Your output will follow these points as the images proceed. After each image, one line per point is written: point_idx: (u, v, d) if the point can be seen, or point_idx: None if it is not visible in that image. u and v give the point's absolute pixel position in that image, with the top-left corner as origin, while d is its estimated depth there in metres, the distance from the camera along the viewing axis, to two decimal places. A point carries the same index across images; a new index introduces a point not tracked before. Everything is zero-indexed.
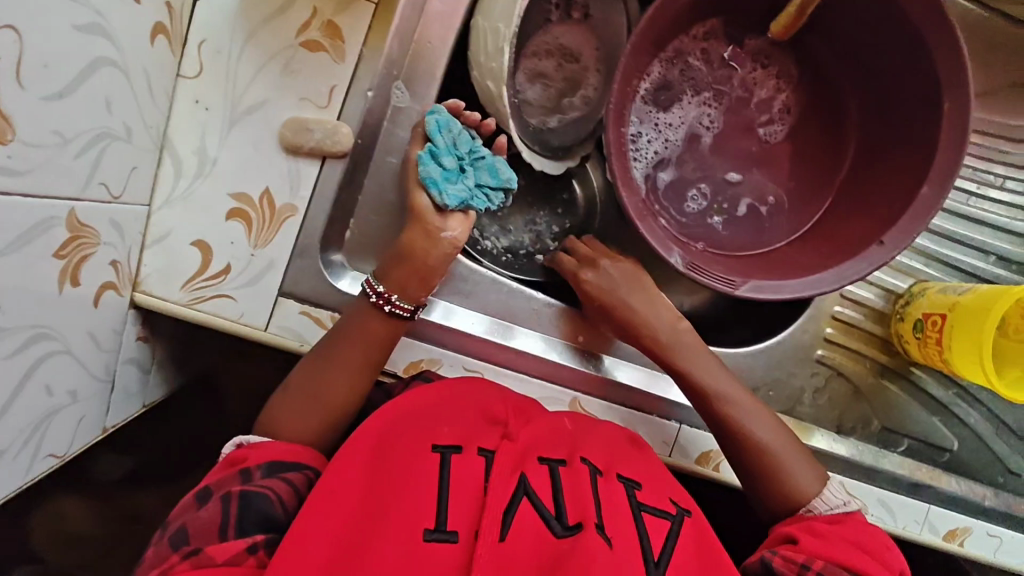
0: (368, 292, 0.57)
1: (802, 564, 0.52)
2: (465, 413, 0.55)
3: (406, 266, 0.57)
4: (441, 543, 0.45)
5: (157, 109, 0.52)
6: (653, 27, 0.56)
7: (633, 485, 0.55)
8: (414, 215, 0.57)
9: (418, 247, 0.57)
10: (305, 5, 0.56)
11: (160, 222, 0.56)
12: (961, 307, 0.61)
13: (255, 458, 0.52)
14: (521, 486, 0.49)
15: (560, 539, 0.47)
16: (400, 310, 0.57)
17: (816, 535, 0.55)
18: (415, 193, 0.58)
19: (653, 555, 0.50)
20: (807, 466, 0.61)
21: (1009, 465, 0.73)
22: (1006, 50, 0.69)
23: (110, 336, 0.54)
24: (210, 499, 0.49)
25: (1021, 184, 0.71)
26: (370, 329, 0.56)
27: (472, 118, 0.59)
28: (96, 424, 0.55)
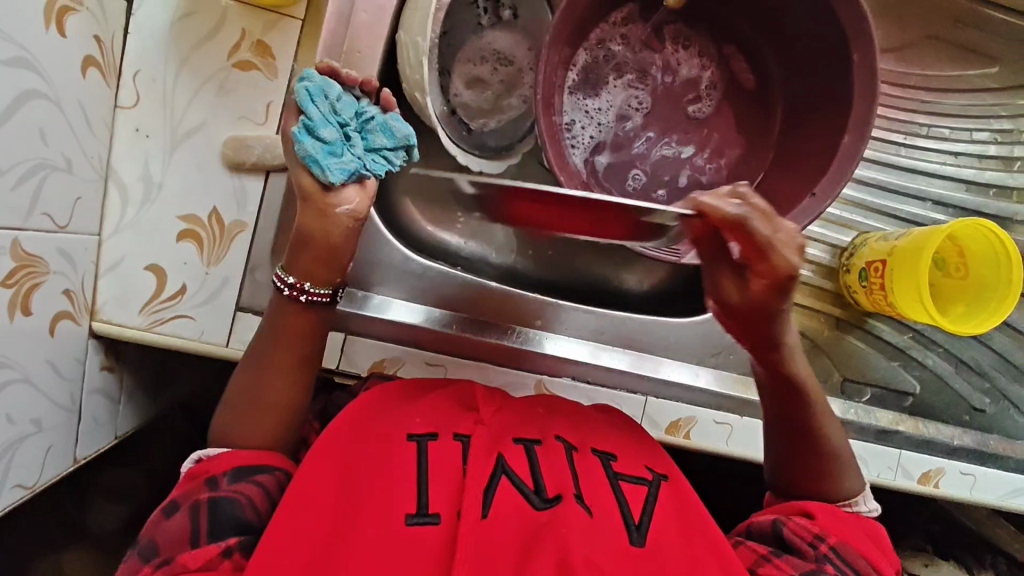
0: (278, 285, 0.54)
1: (817, 535, 0.51)
2: (438, 406, 0.55)
3: (313, 252, 0.53)
4: (424, 524, 0.44)
5: (98, 140, 0.54)
6: (568, 18, 0.59)
7: (609, 457, 0.55)
8: (303, 200, 0.51)
9: (316, 230, 0.52)
10: (233, 29, 0.58)
11: (112, 250, 0.57)
12: (899, 250, 0.63)
13: (219, 467, 0.50)
14: (500, 463, 0.49)
15: (541, 511, 0.47)
16: (317, 297, 0.54)
17: (834, 516, 0.54)
18: (298, 175, 0.50)
19: (634, 518, 0.49)
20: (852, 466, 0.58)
21: (973, 404, 0.76)
22: (915, 5, 0.72)
23: (72, 366, 0.55)
24: (178, 510, 0.48)
25: (946, 131, 0.74)
26: (296, 322, 0.55)
27: (350, 76, 0.50)
28: (66, 454, 0.56)
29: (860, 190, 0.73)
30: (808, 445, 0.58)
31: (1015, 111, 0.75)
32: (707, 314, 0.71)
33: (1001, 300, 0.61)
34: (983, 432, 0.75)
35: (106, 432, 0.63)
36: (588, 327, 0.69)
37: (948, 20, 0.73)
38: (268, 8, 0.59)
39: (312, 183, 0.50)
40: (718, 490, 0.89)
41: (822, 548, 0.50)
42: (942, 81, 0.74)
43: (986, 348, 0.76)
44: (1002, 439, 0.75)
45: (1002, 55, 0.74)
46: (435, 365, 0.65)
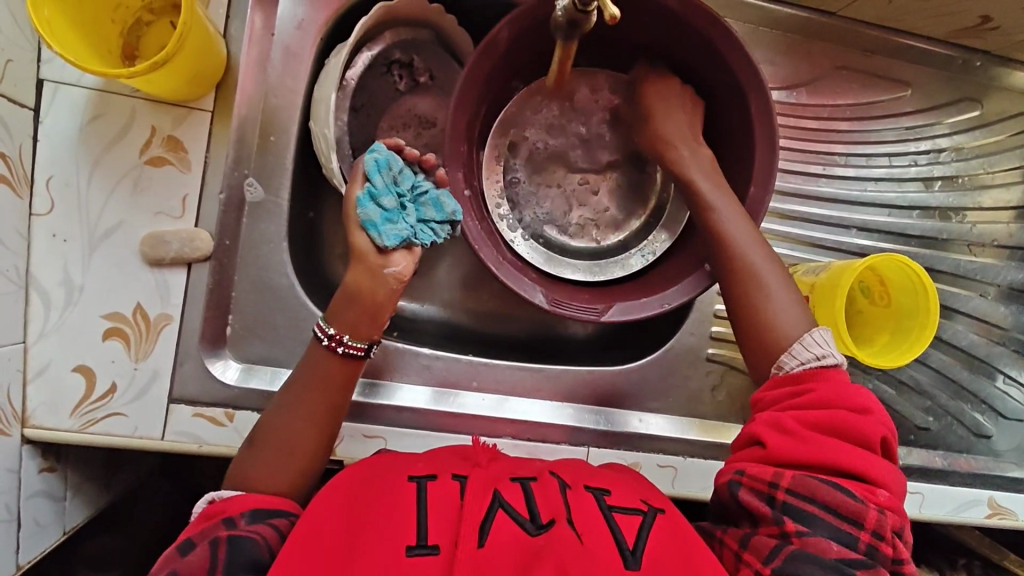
0: (318, 334, 0.55)
1: (769, 483, 0.48)
2: (442, 455, 0.56)
3: (357, 308, 0.55)
4: (424, 555, 0.44)
5: (13, 252, 0.54)
6: (472, 83, 0.58)
7: (603, 492, 0.53)
8: (354, 256, 0.55)
9: (364, 288, 0.55)
10: (143, 126, 0.59)
11: (38, 356, 0.57)
12: (821, 285, 0.65)
13: (235, 509, 0.49)
14: (496, 498, 0.48)
15: (537, 536, 0.46)
16: (354, 350, 0.55)
17: (784, 431, 0.50)
18: (354, 233, 0.55)
19: (629, 544, 0.47)
20: (790, 305, 0.55)
21: (917, 422, 0.77)
22: (824, 39, 0.74)
23: (5, 476, 0.55)
24: (195, 546, 0.46)
25: (865, 159, 0.76)
26: (331, 373, 0.55)
27: (412, 154, 0.58)
28: (5, 565, 0.56)
29: (786, 224, 0.74)
30: (738, 290, 0.56)
31: (931, 132, 0.77)
32: (646, 360, 0.73)
33: (910, 345, 0.64)
34: (929, 448, 0.77)
35: (53, 531, 0.63)
36: (523, 383, 0.71)
37: (858, 51, 0.75)
38: (176, 103, 0.59)
39: (363, 243, 0.55)
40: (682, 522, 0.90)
41: (777, 498, 0.47)
42: (857, 110, 0.75)
43: (925, 366, 0.78)
44: (949, 453, 0.76)
45: (914, 79, 0.76)
46: (374, 438, 0.65)
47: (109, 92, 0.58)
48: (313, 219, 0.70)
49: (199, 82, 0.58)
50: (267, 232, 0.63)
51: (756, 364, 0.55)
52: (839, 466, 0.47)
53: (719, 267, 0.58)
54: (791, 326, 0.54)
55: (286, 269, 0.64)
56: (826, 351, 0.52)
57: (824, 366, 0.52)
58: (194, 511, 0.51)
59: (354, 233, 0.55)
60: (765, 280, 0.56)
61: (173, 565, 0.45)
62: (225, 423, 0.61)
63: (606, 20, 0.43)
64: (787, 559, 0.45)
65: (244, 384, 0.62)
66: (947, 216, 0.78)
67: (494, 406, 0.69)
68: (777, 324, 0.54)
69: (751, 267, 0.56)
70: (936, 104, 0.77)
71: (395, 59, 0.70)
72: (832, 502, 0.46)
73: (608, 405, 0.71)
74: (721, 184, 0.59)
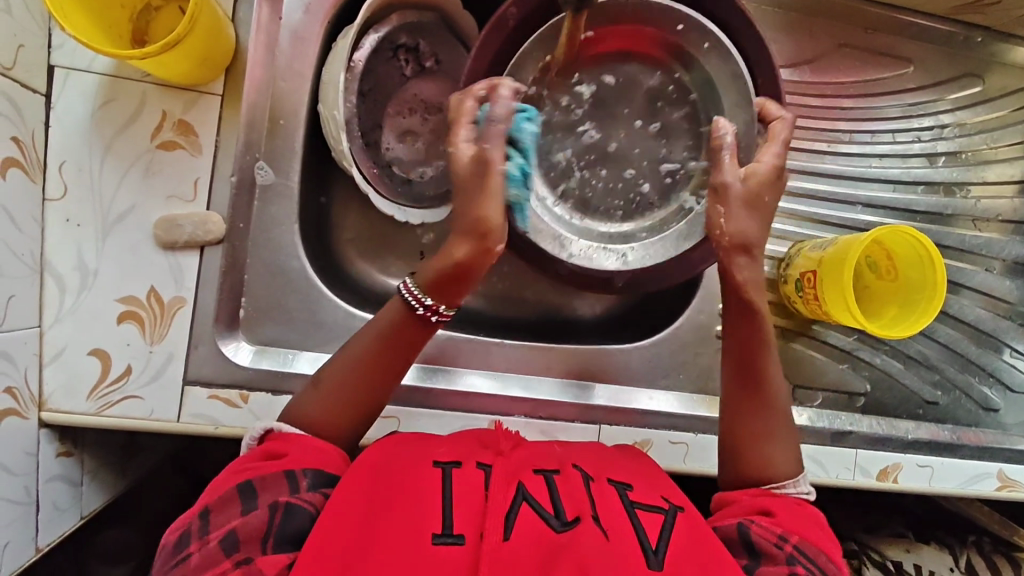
0: (414, 301, 0.56)
1: (781, 535, 0.50)
2: (464, 443, 0.56)
3: (457, 282, 0.55)
4: (449, 545, 0.44)
5: (27, 236, 0.55)
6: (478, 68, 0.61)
7: (625, 487, 0.53)
8: (471, 230, 0.54)
9: (467, 265, 0.54)
10: (154, 111, 0.59)
11: (54, 340, 0.58)
12: (828, 260, 0.66)
13: (298, 467, 0.50)
14: (520, 491, 0.48)
15: (561, 534, 0.46)
16: (442, 318, 0.57)
17: (791, 510, 0.53)
18: (484, 204, 0.53)
19: (651, 543, 0.47)
20: (788, 450, 0.57)
21: (925, 397, 0.77)
22: (825, 17, 0.74)
23: (24, 459, 0.56)
24: (255, 505, 0.48)
25: (869, 135, 0.76)
26: (411, 337, 0.57)
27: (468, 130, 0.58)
28: (25, 546, 0.56)
29: (791, 201, 0.75)
30: (757, 413, 0.57)
31: (934, 108, 0.78)
32: (655, 338, 0.73)
33: (914, 321, 0.64)
34: (937, 422, 0.77)
35: (70, 515, 0.63)
36: (534, 363, 0.71)
37: (859, 29, 0.75)
38: (186, 87, 0.59)
39: (496, 220, 0.53)
40: (692, 501, 0.90)
41: (787, 549, 0.49)
42: (860, 87, 0.76)
43: (932, 340, 0.78)
44: (958, 427, 0.77)
45: (916, 56, 0.77)
46: (388, 418, 0.65)
47: (119, 77, 0.58)
48: (323, 204, 0.71)
49: (209, 66, 0.58)
50: (278, 215, 0.64)
51: (738, 479, 0.57)
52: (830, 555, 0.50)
53: (742, 384, 0.58)
54: (786, 464, 0.56)
55: (298, 252, 0.65)
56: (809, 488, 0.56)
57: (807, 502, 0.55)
58: (246, 440, 0.53)
59: (489, 197, 0.53)
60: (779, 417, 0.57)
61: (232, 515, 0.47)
62: (241, 404, 0.61)
63: None
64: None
65: (258, 365, 0.63)
66: (952, 191, 0.78)
67: (506, 386, 0.70)
68: (777, 465, 0.56)
69: (774, 398, 0.57)
70: (938, 80, 0.77)
71: (401, 44, 0.70)
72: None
73: (617, 383, 0.72)
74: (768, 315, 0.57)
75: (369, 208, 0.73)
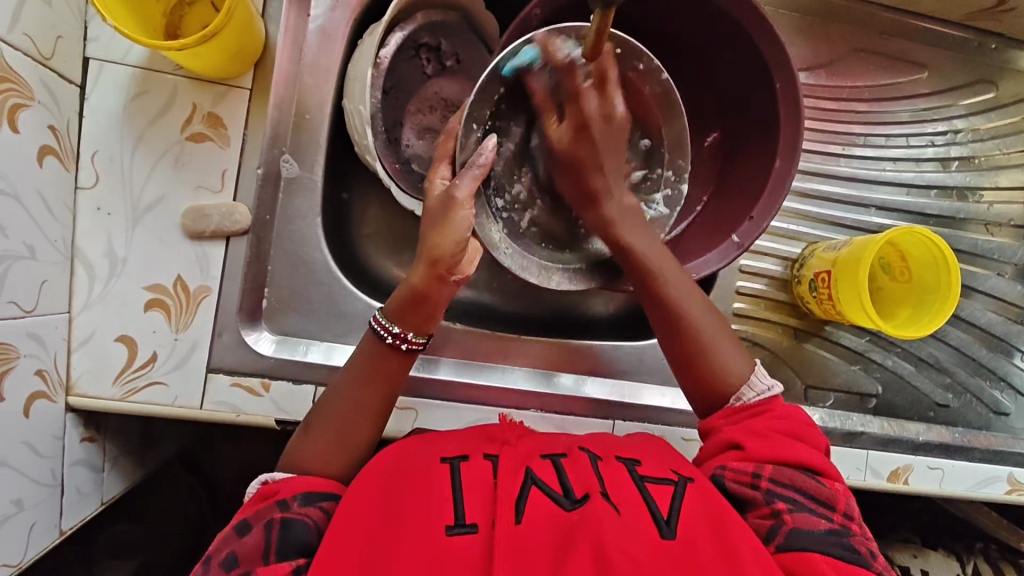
0: (384, 334, 0.57)
1: (753, 474, 0.53)
2: (470, 435, 0.57)
3: (422, 308, 0.56)
4: (462, 534, 0.45)
5: (60, 222, 0.56)
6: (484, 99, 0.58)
7: (635, 464, 0.54)
8: (439, 261, 0.55)
9: (433, 293, 0.56)
10: (184, 103, 0.60)
11: (83, 325, 0.59)
12: (843, 260, 0.67)
13: (287, 491, 0.51)
14: (529, 476, 0.50)
15: (572, 511, 0.47)
16: (414, 345, 0.58)
17: (755, 434, 0.55)
18: (452, 241, 0.55)
19: (663, 514, 0.49)
20: (736, 353, 0.59)
21: (936, 399, 0.78)
22: (842, 22, 0.75)
23: (52, 442, 0.57)
24: (251, 528, 0.49)
25: (884, 139, 0.77)
26: (391, 365, 0.58)
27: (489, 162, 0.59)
28: (50, 528, 0.57)
29: (806, 203, 0.75)
30: (688, 345, 0.59)
31: (947, 114, 0.79)
32: None
33: (925, 323, 0.65)
34: (948, 425, 0.78)
35: (92, 500, 0.64)
36: (549, 358, 0.72)
37: (875, 33, 0.76)
38: (215, 80, 0.61)
39: (448, 248, 0.54)
40: None
41: (763, 487, 0.52)
42: (874, 92, 0.77)
43: (944, 344, 0.79)
44: (968, 430, 0.77)
45: (930, 61, 0.78)
46: (407, 409, 0.66)
47: (151, 70, 0.60)
48: (343, 199, 0.72)
49: (240, 59, 0.60)
50: (301, 208, 0.65)
51: (707, 406, 0.59)
52: (806, 465, 0.54)
53: (658, 323, 0.60)
54: (737, 366, 0.58)
55: (320, 245, 0.66)
56: (770, 382, 0.58)
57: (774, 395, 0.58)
58: (248, 488, 0.54)
59: (450, 228, 0.54)
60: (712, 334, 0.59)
61: (232, 547, 0.48)
62: (262, 393, 0.62)
63: None
64: (789, 535, 0.50)
65: (280, 354, 0.64)
66: (964, 196, 0.79)
67: (521, 380, 0.71)
68: (729, 376, 0.58)
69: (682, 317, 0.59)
70: (952, 86, 0.78)
71: (424, 42, 0.71)
72: (811, 491, 0.52)
73: (631, 380, 0.73)
74: (654, 244, 0.60)
75: (388, 204, 0.74)
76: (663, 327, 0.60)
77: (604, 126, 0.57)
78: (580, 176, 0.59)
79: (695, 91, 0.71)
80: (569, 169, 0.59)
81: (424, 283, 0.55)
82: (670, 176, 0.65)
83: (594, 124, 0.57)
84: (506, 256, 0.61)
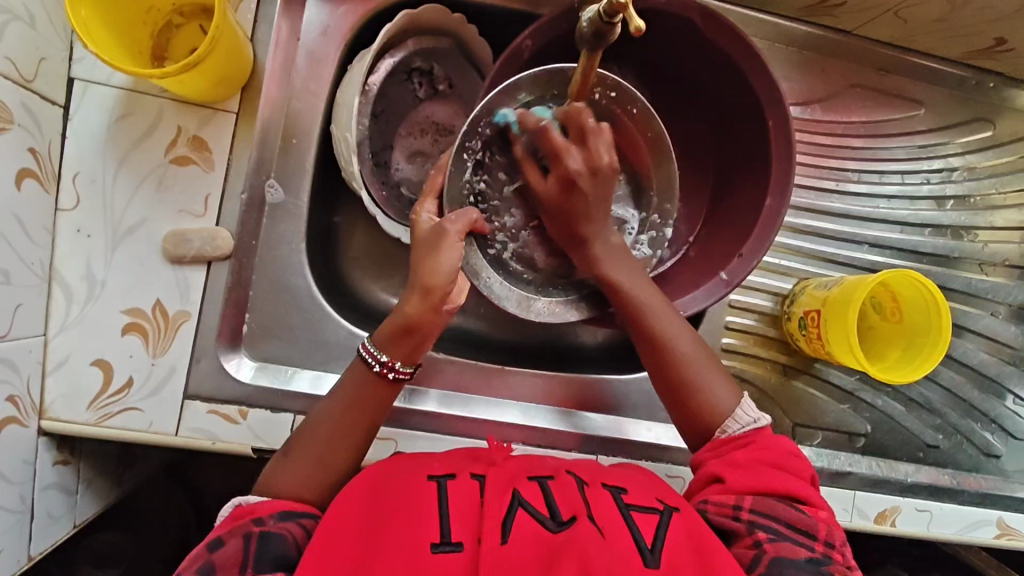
0: (369, 360, 0.57)
1: (735, 505, 0.52)
2: (458, 456, 0.56)
3: (414, 338, 0.56)
4: (447, 552, 0.44)
5: (37, 246, 0.55)
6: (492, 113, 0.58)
7: (620, 491, 0.53)
8: (426, 292, 0.55)
9: (423, 324, 0.56)
10: (169, 126, 0.60)
11: (58, 349, 0.58)
12: (832, 300, 0.66)
13: (264, 509, 0.50)
14: (516, 496, 0.48)
15: (558, 532, 0.46)
16: (402, 375, 0.57)
17: (737, 466, 0.54)
18: (441, 273, 0.55)
19: (647, 542, 0.47)
20: (722, 383, 0.59)
21: (926, 440, 0.77)
22: (839, 57, 0.75)
23: (22, 467, 0.56)
24: (226, 543, 0.48)
25: (878, 175, 0.76)
26: (374, 399, 0.57)
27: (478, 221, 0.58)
28: (18, 555, 0.56)
29: (797, 238, 0.75)
30: (669, 375, 0.59)
31: (943, 151, 0.78)
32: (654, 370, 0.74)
33: (918, 364, 0.64)
34: (938, 466, 0.76)
35: (64, 524, 0.63)
36: (534, 390, 0.72)
37: (872, 69, 0.75)
38: (202, 104, 0.60)
39: (441, 279, 0.55)
40: None
41: (744, 518, 0.51)
42: (870, 128, 0.76)
43: (936, 384, 0.78)
44: (958, 472, 0.76)
45: (927, 99, 0.77)
46: (386, 440, 0.65)
47: (136, 92, 0.59)
48: (329, 222, 0.71)
49: (227, 84, 0.59)
50: (286, 233, 0.64)
51: (698, 436, 0.59)
52: (787, 495, 0.53)
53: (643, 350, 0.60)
54: (725, 399, 0.59)
55: (304, 271, 0.65)
56: (758, 414, 0.58)
57: (759, 427, 0.57)
58: (220, 511, 0.52)
59: (441, 258, 0.55)
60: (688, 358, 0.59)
61: (207, 561, 0.47)
62: (239, 420, 0.62)
63: (631, 31, 0.40)
64: (769, 567, 0.48)
65: (259, 381, 0.63)
66: (959, 235, 0.78)
67: (505, 411, 0.70)
68: (709, 403, 0.58)
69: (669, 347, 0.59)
70: (949, 123, 0.78)
71: (415, 67, 0.70)
72: (792, 520, 0.51)
73: (609, 413, 0.72)
74: (637, 276, 0.60)
75: (376, 228, 0.73)
76: (647, 354, 0.60)
77: (591, 180, 0.57)
78: (571, 219, 0.59)
79: (688, 124, 0.70)
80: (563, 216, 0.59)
81: (411, 314, 0.55)
82: (657, 219, 0.64)
83: (580, 179, 0.57)
84: (484, 286, 0.60)
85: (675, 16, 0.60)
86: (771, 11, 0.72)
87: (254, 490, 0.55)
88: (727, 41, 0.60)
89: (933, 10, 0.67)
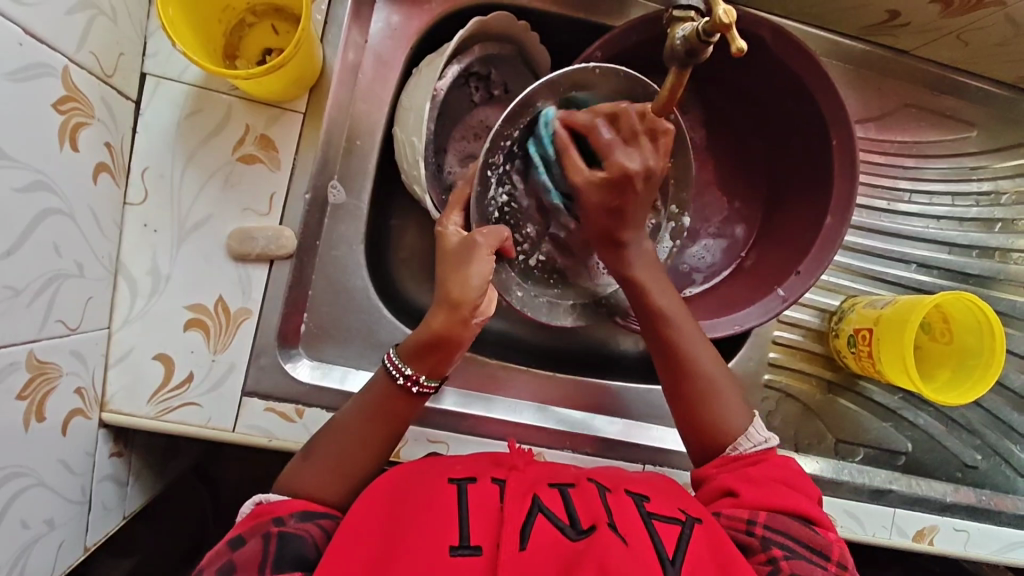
0: (392, 371, 0.56)
1: (748, 519, 0.52)
2: (479, 461, 0.55)
3: (441, 352, 0.56)
4: (466, 556, 0.44)
5: (108, 240, 0.56)
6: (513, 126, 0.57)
7: (643, 498, 0.53)
8: (450, 304, 0.55)
9: (449, 338, 0.55)
10: (238, 124, 0.60)
11: (122, 342, 0.58)
12: (886, 319, 0.66)
13: (283, 510, 0.51)
14: (535, 503, 0.48)
15: (577, 541, 0.45)
16: (426, 389, 0.57)
17: (751, 481, 0.54)
18: (464, 282, 0.55)
19: (669, 553, 0.47)
20: (737, 404, 0.59)
21: (964, 460, 0.77)
22: (895, 76, 0.75)
23: (83, 459, 0.56)
24: (246, 541, 0.48)
25: (927, 197, 0.77)
26: (398, 410, 0.57)
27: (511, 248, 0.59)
28: (76, 545, 0.56)
29: (847, 256, 0.75)
30: (687, 390, 0.59)
31: (992, 175, 0.78)
32: None
33: (969, 388, 0.64)
34: (975, 487, 0.77)
35: (116, 515, 0.63)
36: (581, 397, 0.73)
37: (927, 90, 0.76)
38: (271, 103, 0.60)
39: (470, 293, 0.54)
40: None
41: (758, 533, 0.51)
42: (921, 147, 0.76)
43: (976, 405, 0.78)
44: (995, 493, 0.76)
45: (979, 120, 0.77)
46: (437, 443, 0.66)
47: (206, 89, 0.59)
48: (383, 223, 0.71)
49: (297, 85, 0.59)
50: (345, 234, 0.65)
51: (700, 449, 0.59)
52: (800, 511, 0.53)
53: (658, 355, 0.61)
54: (737, 419, 0.58)
55: (363, 272, 0.66)
56: (767, 435, 0.58)
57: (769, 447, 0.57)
58: (242, 507, 0.53)
59: (471, 273, 0.55)
60: (715, 378, 0.59)
61: (227, 559, 0.47)
62: (295, 418, 0.62)
63: (732, 52, 0.42)
64: None
65: (314, 380, 0.63)
66: (1005, 258, 0.78)
67: (553, 417, 0.71)
68: (726, 424, 0.58)
69: (691, 358, 0.59)
70: (997, 147, 0.78)
71: (474, 72, 0.70)
72: (805, 538, 0.51)
73: (641, 419, 0.73)
74: (665, 287, 0.61)
75: (428, 230, 0.74)
76: (666, 359, 0.60)
77: (644, 184, 0.55)
78: (609, 219, 0.57)
79: (744, 139, 0.71)
80: (609, 215, 0.57)
81: (426, 327, 0.55)
82: (675, 210, 0.64)
83: (635, 181, 0.54)
84: (518, 300, 0.63)
85: (748, 32, 0.60)
86: (832, 28, 0.72)
87: (273, 487, 0.55)
88: (795, 59, 0.60)
89: (996, 34, 0.67)
